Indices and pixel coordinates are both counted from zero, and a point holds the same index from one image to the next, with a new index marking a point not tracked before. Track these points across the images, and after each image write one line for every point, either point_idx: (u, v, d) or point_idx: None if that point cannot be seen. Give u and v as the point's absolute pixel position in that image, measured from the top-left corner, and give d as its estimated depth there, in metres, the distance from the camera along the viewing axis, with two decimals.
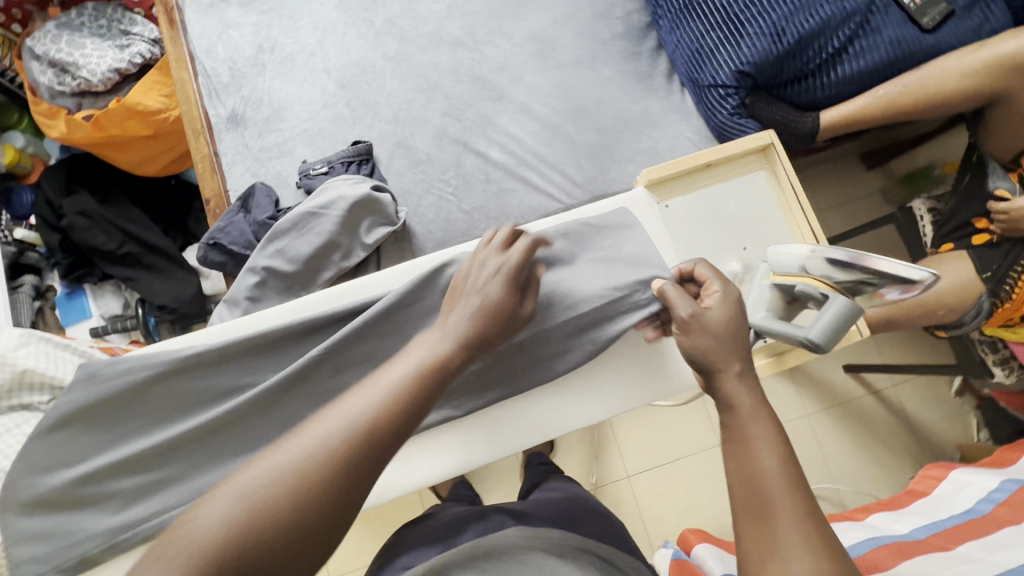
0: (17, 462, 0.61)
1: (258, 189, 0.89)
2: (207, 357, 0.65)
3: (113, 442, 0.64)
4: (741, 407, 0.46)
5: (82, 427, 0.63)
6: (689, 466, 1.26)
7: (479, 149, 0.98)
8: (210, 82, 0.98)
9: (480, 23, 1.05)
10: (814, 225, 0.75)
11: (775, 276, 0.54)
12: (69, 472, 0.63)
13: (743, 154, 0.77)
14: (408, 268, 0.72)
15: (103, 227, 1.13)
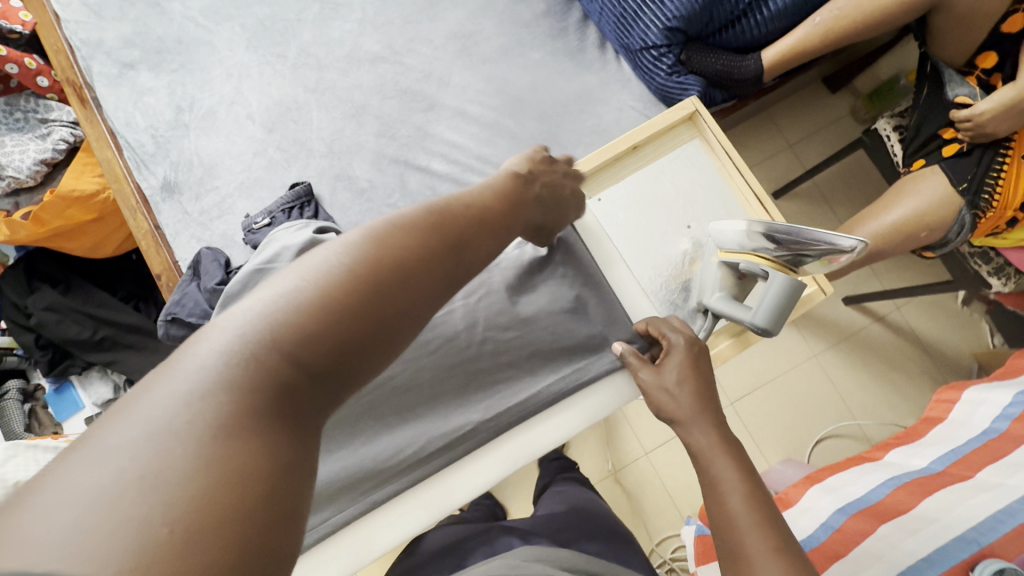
0: None
1: (204, 255, 0.87)
2: None
3: None
4: (701, 450, 0.52)
5: None
6: (673, 452, 1.24)
7: (421, 164, 0.95)
8: (136, 153, 0.95)
9: (397, 33, 1.01)
10: (756, 186, 0.72)
11: (723, 253, 0.59)
12: None
13: (669, 128, 0.76)
14: None
15: (74, 317, 1.12)
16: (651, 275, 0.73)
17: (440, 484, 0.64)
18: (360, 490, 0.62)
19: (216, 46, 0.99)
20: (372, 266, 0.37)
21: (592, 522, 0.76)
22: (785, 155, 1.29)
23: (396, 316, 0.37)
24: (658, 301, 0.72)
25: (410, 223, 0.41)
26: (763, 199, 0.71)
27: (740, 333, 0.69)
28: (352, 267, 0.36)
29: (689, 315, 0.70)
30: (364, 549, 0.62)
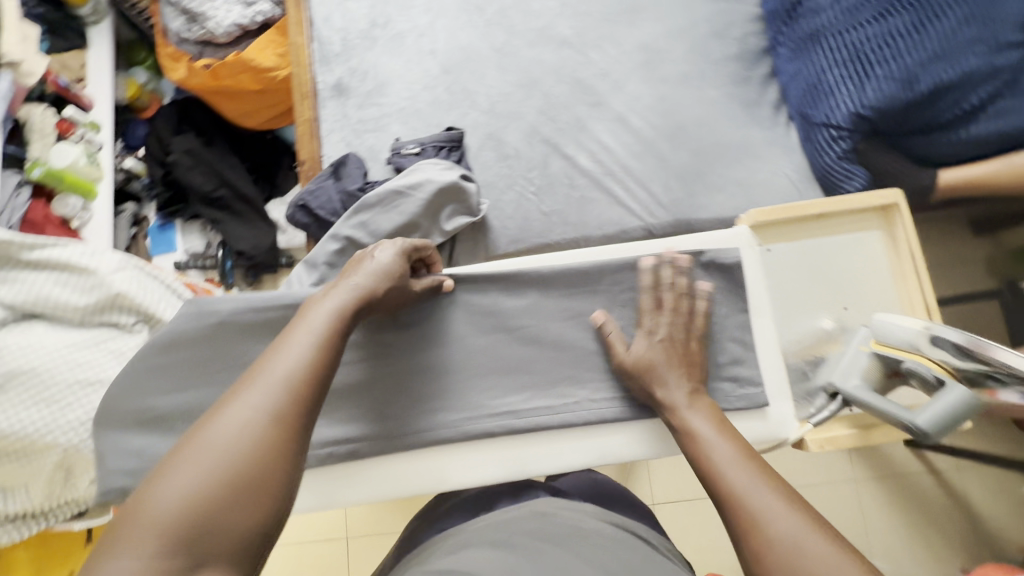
0: (124, 377, 0.66)
1: (351, 159, 0.92)
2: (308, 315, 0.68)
3: (206, 381, 0.67)
4: (701, 432, 0.60)
5: (186, 356, 0.67)
6: (687, 512, 1.23)
7: (568, 152, 0.97)
8: (322, 48, 1.01)
9: (591, 26, 1.03)
10: (927, 296, 0.72)
11: (877, 345, 0.65)
12: (160, 399, 0.66)
13: (861, 210, 0.75)
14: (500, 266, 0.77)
15: (204, 169, 1.22)
16: (793, 342, 0.74)
17: (505, 448, 0.73)
18: (449, 415, 0.72)
19: None
20: (216, 468, 0.41)
21: (619, 497, 0.71)
22: None
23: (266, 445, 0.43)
24: (787, 365, 0.74)
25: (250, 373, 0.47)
26: (931, 311, 0.72)
27: (865, 427, 0.68)
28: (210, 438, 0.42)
29: (812, 391, 0.72)
30: (442, 475, 0.72)
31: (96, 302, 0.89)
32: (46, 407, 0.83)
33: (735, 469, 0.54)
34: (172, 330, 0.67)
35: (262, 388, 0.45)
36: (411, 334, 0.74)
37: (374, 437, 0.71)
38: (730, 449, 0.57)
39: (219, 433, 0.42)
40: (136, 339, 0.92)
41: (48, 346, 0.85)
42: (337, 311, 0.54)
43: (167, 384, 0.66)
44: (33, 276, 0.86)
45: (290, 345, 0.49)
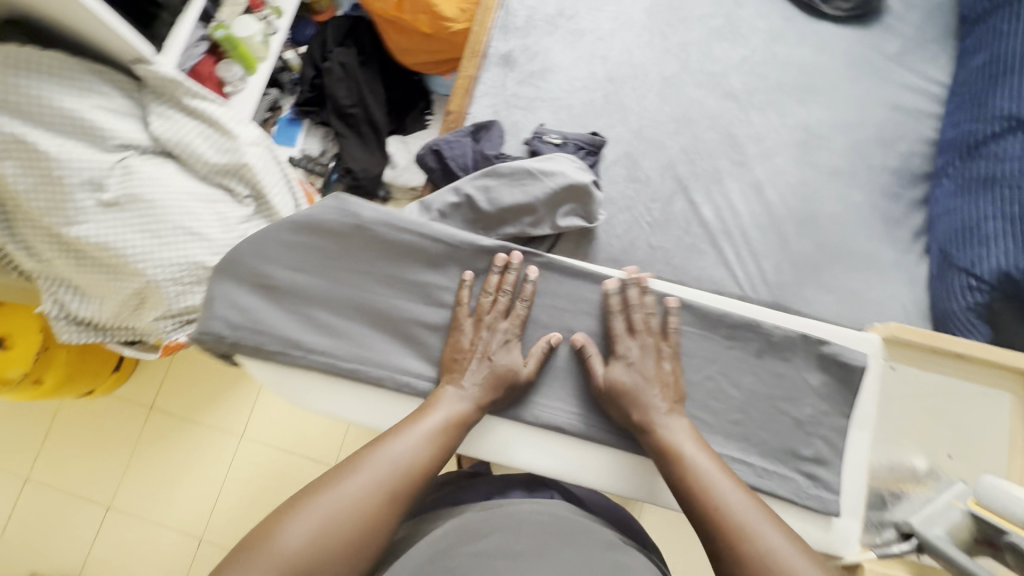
0: (255, 239, 0.70)
1: (495, 126, 0.94)
2: (434, 252, 0.72)
3: (322, 271, 0.71)
4: (684, 452, 0.61)
5: (314, 242, 0.70)
6: None
7: (694, 198, 0.97)
8: (506, 18, 1.04)
9: (764, 90, 1.02)
10: None
11: (976, 505, 0.61)
12: (277, 269, 0.70)
13: (998, 366, 0.72)
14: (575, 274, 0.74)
15: (350, 84, 1.28)
16: (883, 467, 0.71)
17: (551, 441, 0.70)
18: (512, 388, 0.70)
19: None
20: (334, 524, 0.52)
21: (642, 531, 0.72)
22: None
23: (373, 519, 0.54)
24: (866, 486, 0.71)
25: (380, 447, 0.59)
26: None
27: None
28: (340, 497, 0.54)
29: (883, 524, 0.70)
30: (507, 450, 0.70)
31: (225, 164, 0.94)
32: (151, 239, 0.88)
33: (719, 493, 0.57)
34: (312, 214, 0.70)
35: (380, 470, 0.56)
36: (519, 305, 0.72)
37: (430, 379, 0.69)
38: (712, 468, 0.59)
39: (343, 500, 0.54)
40: (242, 210, 0.97)
41: (173, 187, 0.90)
42: (453, 413, 0.64)
43: (286, 258, 0.70)
44: (184, 121, 0.92)
45: (412, 438, 0.60)
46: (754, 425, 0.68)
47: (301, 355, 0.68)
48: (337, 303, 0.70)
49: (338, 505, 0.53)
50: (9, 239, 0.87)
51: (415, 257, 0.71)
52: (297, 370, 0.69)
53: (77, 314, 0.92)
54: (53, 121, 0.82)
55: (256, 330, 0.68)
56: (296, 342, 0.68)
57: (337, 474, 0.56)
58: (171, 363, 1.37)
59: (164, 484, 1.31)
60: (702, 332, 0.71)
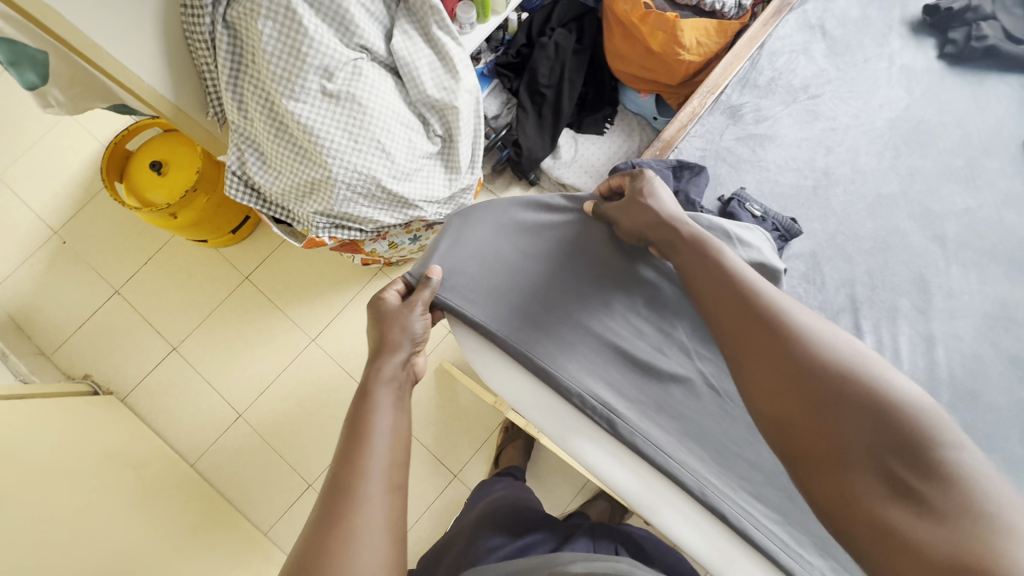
0: (496, 206, 0.74)
1: (702, 173, 0.92)
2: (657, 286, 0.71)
3: (542, 260, 0.72)
4: (735, 281, 0.58)
5: (550, 231, 0.73)
6: None
7: (862, 325, 0.92)
8: (749, 72, 1.02)
9: (976, 248, 0.96)
10: None
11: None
12: (502, 241, 0.72)
13: None
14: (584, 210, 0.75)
15: (555, 66, 1.27)
16: None
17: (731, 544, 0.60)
18: (702, 466, 0.63)
19: (876, 92, 1.02)
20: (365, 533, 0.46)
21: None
22: None
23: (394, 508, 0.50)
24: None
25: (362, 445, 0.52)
26: None
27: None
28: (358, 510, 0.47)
29: None
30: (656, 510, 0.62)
31: (437, 102, 0.96)
32: (346, 139, 0.89)
33: (755, 289, 0.57)
34: (554, 203, 0.75)
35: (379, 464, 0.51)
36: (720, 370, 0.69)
37: (626, 420, 0.64)
38: (744, 267, 0.60)
39: (357, 513, 0.47)
40: (430, 146, 0.99)
41: (385, 100, 0.92)
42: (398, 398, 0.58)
43: (513, 232, 0.73)
44: (421, 45, 0.94)
45: (378, 442, 0.53)
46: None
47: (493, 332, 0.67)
48: (533, 295, 0.70)
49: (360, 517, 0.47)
50: (229, 87, 0.90)
51: (627, 289, 0.71)
52: (476, 339, 0.69)
53: (251, 178, 0.95)
54: (321, 3, 0.85)
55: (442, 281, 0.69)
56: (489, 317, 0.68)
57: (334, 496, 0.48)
58: (278, 246, 1.41)
59: (229, 351, 1.36)
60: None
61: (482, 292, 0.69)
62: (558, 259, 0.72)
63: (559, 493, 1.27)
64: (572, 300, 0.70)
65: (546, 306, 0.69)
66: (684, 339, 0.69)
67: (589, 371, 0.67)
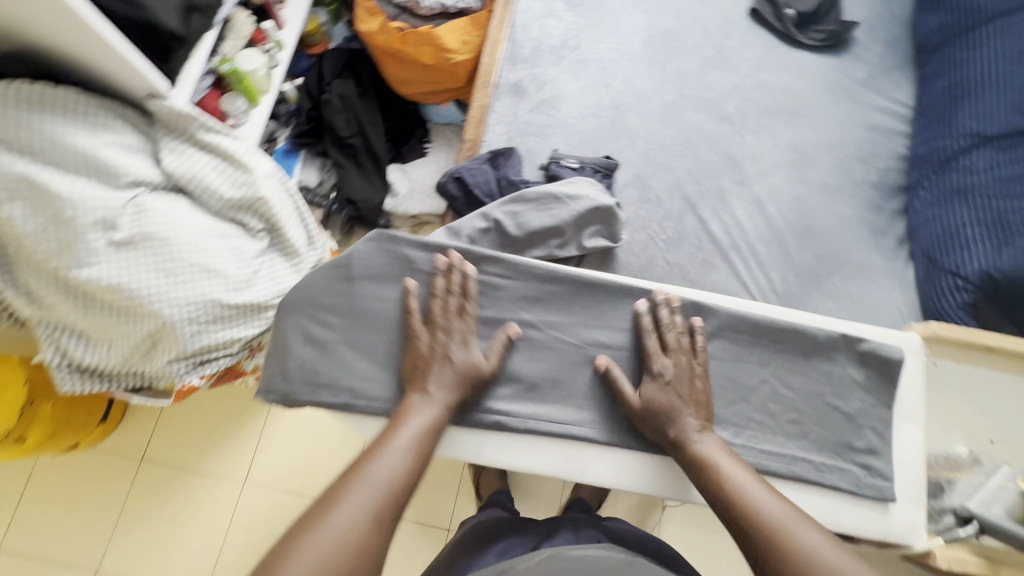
0: (303, 287, 0.72)
1: (513, 154, 0.97)
2: (496, 271, 0.75)
3: (381, 309, 0.73)
4: (722, 470, 0.63)
5: (372, 280, 0.73)
6: None
7: (702, 215, 1.02)
8: (513, 49, 1.08)
9: (755, 113, 1.10)
10: None
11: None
12: (332, 315, 0.72)
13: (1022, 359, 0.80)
14: (397, 237, 0.74)
15: (349, 115, 1.27)
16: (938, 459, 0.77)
17: (630, 459, 0.71)
18: (586, 413, 0.71)
19: (621, 23, 1.13)
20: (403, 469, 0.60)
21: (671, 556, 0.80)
22: None
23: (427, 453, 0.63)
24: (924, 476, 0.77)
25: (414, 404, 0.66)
26: None
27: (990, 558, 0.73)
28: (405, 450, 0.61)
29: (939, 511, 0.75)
30: (579, 468, 0.71)
31: (241, 198, 0.92)
32: (164, 278, 0.84)
33: (752, 500, 0.59)
34: (357, 254, 0.74)
35: (421, 419, 0.64)
36: (574, 306, 0.75)
37: (506, 410, 0.71)
38: (729, 464, 0.63)
39: (393, 446, 0.61)
40: (257, 244, 0.94)
41: (185, 222, 0.87)
42: (437, 396, 0.67)
43: (336, 304, 0.73)
44: (197, 155, 0.91)
45: (420, 405, 0.66)
46: (808, 425, 0.71)
47: (366, 404, 0.69)
48: (384, 354, 0.72)
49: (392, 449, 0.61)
50: (10, 286, 0.82)
51: (472, 291, 0.74)
52: (356, 416, 0.71)
53: (80, 362, 0.86)
54: (65, 160, 0.80)
55: (306, 382, 0.71)
56: (359, 393, 0.70)
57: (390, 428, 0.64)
58: (161, 412, 1.29)
59: (158, 541, 1.22)
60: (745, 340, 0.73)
61: (343, 371, 0.71)
62: (393, 300, 0.73)
63: (551, 487, 1.28)
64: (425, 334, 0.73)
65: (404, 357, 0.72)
66: (530, 315, 0.74)
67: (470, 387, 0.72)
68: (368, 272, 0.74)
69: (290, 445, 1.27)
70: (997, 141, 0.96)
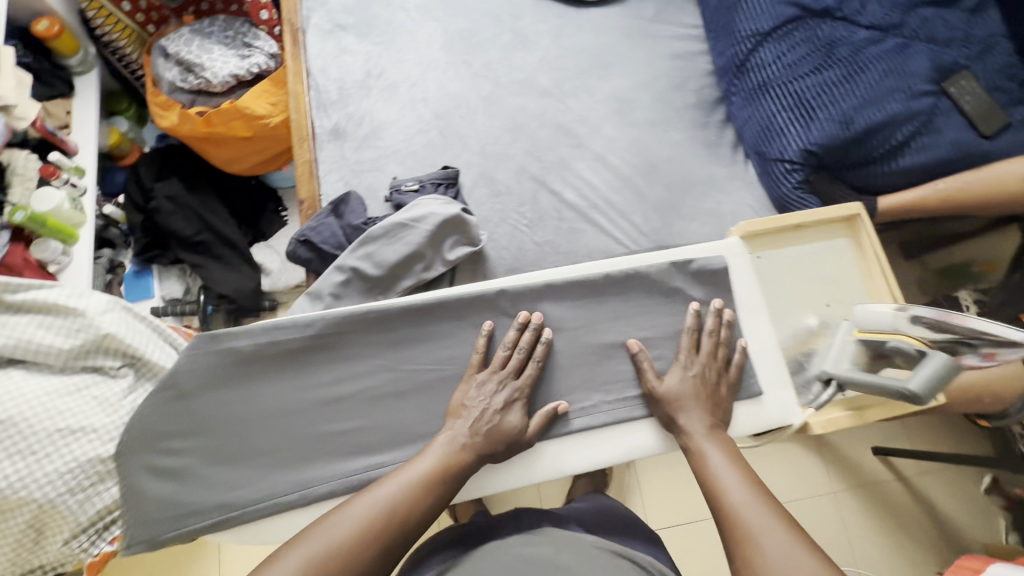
0: (139, 422, 0.68)
1: (352, 196, 0.95)
2: (331, 329, 0.71)
3: (231, 411, 0.69)
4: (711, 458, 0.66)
5: (211, 386, 0.70)
6: (695, 532, 1.27)
7: (554, 188, 1.05)
8: (320, 96, 1.06)
9: (569, 78, 1.14)
10: (896, 291, 0.79)
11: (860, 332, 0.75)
12: (182, 437, 0.69)
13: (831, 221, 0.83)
14: (219, 334, 0.70)
15: (186, 214, 1.20)
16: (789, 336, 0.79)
17: (569, 447, 0.73)
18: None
19: (415, 35, 1.13)
20: (410, 492, 0.62)
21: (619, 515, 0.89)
22: None
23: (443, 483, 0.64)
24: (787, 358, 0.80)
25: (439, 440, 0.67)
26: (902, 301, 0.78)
27: (857, 408, 0.75)
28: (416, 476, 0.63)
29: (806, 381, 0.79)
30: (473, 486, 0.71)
31: (82, 345, 0.85)
32: (21, 460, 0.76)
33: (732, 495, 0.61)
34: (185, 368, 0.69)
35: (443, 450, 0.65)
36: (425, 332, 0.73)
37: (385, 462, 0.68)
38: (726, 462, 0.65)
39: (405, 475, 0.63)
40: (121, 383, 0.87)
41: (26, 393, 0.80)
42: (465, 433, 0.66)
43: (182, 427, 0.69)
44: (17, 319, 0.83)
45: (445, 439, 0.66)
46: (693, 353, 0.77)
47: (239, 514, 0.66)
48: (248, 455, 0.68)
49: (403, 475, 0.63)
50: None
51: (313, 358, 0.71)
52: (239, 527, 0.67)
53: None
54: None
55: (173, 516, 0.66)
56: (229, 505, 0.67)
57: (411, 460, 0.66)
58: None
59: None
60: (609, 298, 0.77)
61: (214, 489, 0.67)
62: (238, 397, 0.70)
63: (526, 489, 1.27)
64: (282, 419, 0.70)
65: (274, 450, 0.69)
66: (379, 359, 0.71)
67: (346, 453, 0.69)
68: (204, 380, 0.70)
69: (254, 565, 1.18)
70: (776, 32, 1.04)
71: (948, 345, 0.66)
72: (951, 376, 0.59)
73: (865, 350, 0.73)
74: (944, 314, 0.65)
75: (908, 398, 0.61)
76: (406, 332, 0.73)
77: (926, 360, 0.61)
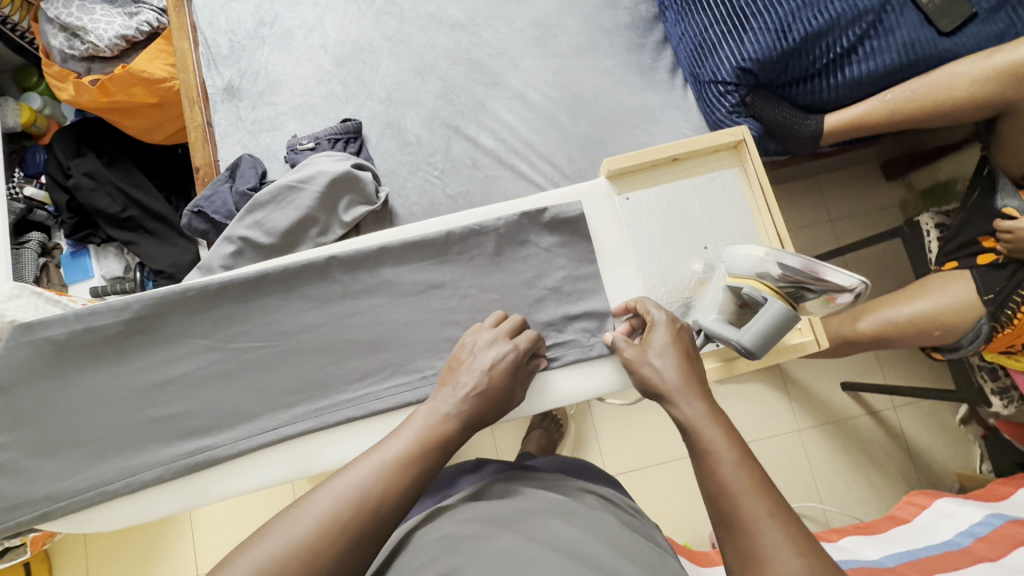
0: None
1: (244, 160, 0.89)
2: (150, 311, 0.70)
3: (64, 401, 0.69)
4: (695, 424, 0.49)
5: (42, 377, 0.69)
6: (655, 477, 1.26)
7: (469, 134, 0.97)
8: (210, 52, 0.98)
9: (483, 7, 1.03)
10: (781, 227, 0.70)
11: (730, 278, 0.61)
12: (12, 432, 0.68)
13: (711, 150, 0.73)
14: (34, 325, 0.68)
15: (108, 190, 1.16)
16: (660, 286, 0.71)
17: (561, 376, 0.70)
18: (300, 409, 0.69)
19: None
20: (388, 473, 0.50)
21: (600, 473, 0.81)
22: (823, 228, 1.34)
23: (430, 463, 0.53)
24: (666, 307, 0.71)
25: (428, 411, 0.57)
26: (784, 240, 0.69)
27: (729, 359, 0.68)
28: (401, 455, 0.52)
29: None
30: (313, 461, 0.68)
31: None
32: None
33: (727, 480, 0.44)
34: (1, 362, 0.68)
35: (422, 424, 0.55)
36: (258, 304, 0.71)
37: (214, 444, 0.67)
38: (721, 432, 0.48)
39: (374, 455, 0.52)
40: None
41: None
42: (454, 405, 0.57)
43: (7, 421, 0.68)
44: None
45: (425, 409, 0.57)
46: (590, 304, 0.72)
47: (64, 505, 0.65)
48: (80, 446, 0.68)
49: (375, 454, 0.52)
50: None
51: (137, 343, 0.70)
52: (75, 516, 0.67)
53: None
54: None
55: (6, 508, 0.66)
56: (57, 495, 0.66)
57: (385, 437, 0.55)
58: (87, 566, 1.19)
59: None
60: (492, 254, 0.73)
61: (48, 480, 0.67)
62: (64, 388, 0.69)
63: (482, 445, 1.26)
64: (113, 407, 0.69)
65: (99, 438, 0.68)
66: (205, 338, 0.71)
67: (179, 437, 0.69)
68: (33, 373, 0.69)
69: (218, 533, 1.19)
70: None
71: (795, 290, 0.56)
72: (790, 329, 0.55)
73: (732, 298, 0.61)
74: (809, 263, 0.53)
75: (744, 350, 0.57)
76: (230, 309, 0.71)
77: (766, 306, 0.55)
